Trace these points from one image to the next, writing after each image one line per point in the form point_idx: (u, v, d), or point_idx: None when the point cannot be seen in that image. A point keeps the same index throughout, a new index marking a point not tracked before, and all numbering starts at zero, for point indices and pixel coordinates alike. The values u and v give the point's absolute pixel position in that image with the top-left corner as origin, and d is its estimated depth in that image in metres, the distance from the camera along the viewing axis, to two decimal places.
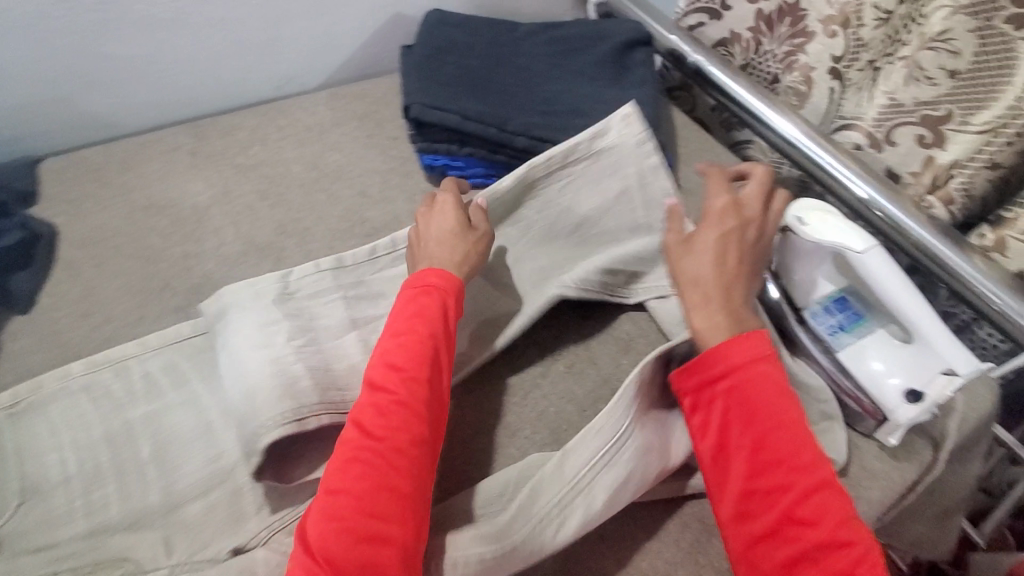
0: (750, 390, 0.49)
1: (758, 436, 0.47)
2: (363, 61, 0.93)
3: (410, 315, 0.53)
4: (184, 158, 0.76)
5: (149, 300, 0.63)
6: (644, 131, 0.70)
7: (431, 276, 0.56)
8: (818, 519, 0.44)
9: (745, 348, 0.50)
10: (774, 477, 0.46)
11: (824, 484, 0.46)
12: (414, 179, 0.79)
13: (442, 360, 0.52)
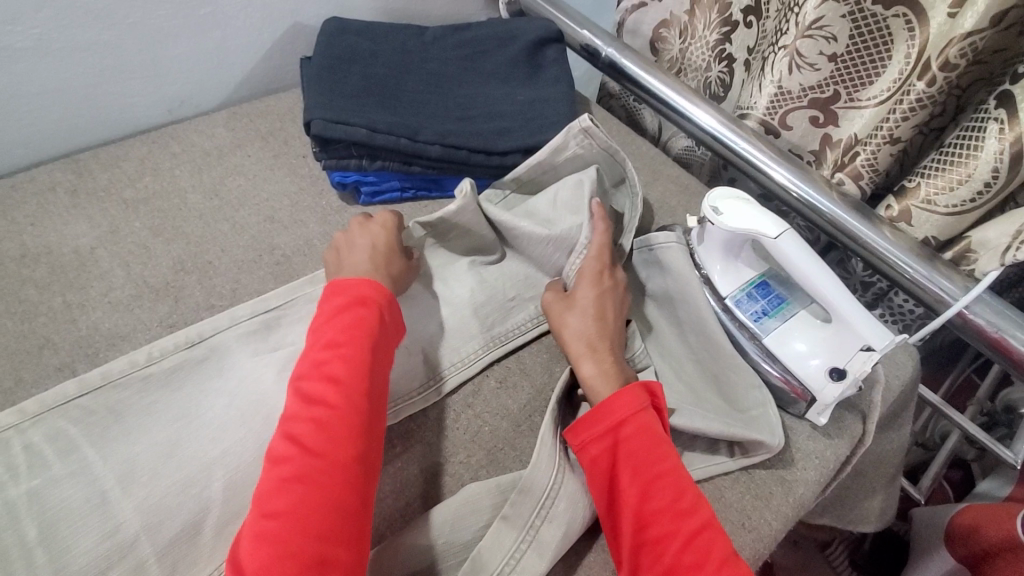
0: (630, 442, 0.49)
1: (643, 486, 0.47)
2: (264, 78, 0.88)
3: (342, 326, 0.50)
4: (64, 197, 0.70)
5: (28, 360, 0.57)
6: (606, 141, 0.70)
7: (361, 287, 0.53)
8: (703, 561, 0.43)
9: (624, 399, 0.50)
10: (661, 525, 0.45)
11: (706, 526, 0.45)
12: (326, 198, 0.75)
13: (378, 372, 0.50)
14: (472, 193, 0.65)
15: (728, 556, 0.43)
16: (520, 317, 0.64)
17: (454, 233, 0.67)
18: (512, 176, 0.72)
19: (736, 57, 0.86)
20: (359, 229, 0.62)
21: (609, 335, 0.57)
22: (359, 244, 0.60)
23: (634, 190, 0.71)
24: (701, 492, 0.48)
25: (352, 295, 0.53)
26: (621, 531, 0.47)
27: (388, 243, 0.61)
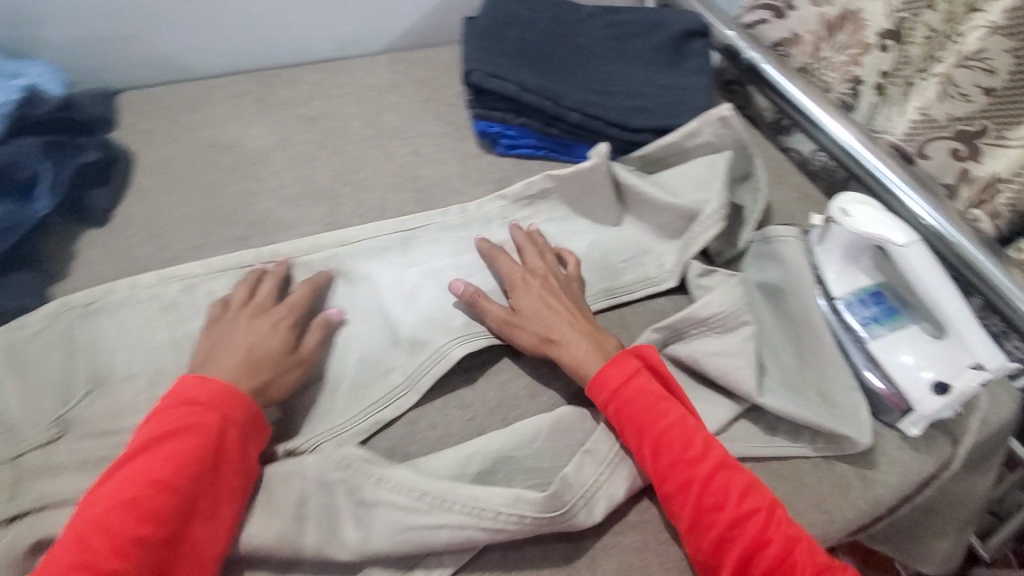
0: (632, 405, 0.53)
1: (654, 443, 0.51)
2: (425, 31, 0.96)
3: (161, 455, 0.43)
4: (250, 104, 0.80)
5: (211, 227, 0.66)
6: (741, 133, 0.73)
7: (205, 390, 0.47)
8: (724, 497, 0.49)
9: (617, 366, 0.55)
10: (679, 474, 0.50)
11: (719, 464, 0.50)
12: (467, 144, 0.82)
13: (202, 504, 0.43)
14: (604, 154, 0.71)
15: (745, 491, 0.49)
16: (629, 280, 0.69)
17: (581, 191, 0.72)
18: (641, 153, 0.76)
19: (866, 81, 0.84)
20: (247, 318, 0.55)
21: (571, 322, 0.59)
22: (236, 343, 0.52)
23: (757, 189, 0.74)
24: (710, 435, 0.52)
25: (185, 412, 0.46)
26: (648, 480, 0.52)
27: (270, 347, 0.53)
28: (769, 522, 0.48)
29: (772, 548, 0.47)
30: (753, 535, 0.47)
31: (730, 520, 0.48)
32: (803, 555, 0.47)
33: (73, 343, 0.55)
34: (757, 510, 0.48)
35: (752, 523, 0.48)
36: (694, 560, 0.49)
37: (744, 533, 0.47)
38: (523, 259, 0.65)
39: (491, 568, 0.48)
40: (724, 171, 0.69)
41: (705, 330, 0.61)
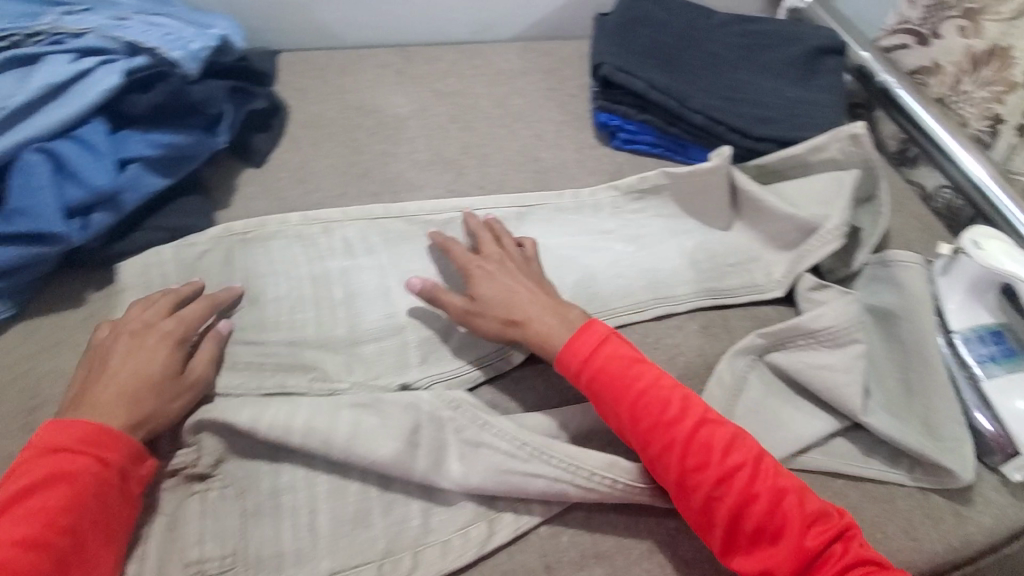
0: (604, 370, 0.52)
1: (631, 409, 0.50)
2: (555, 24, 1.00)
3: (30, 514, 0.41)
4: (392, 75, 0.87)
5: (351, 181, 0.74)
6: (871, 154, 0.72)
7: (73, 433, 0.44)
8: (707, 455, 0.48)
9: (583, 336, 0.54)
10: (658, 437, 0.49)
11: (700, 422, 0.49)
12: (586, 134, 0.85)
13: (87, 558, 0.42)
14: (728, 156, 0.71)
15: (728, 448, 0.48)
16: (734, 283, 0.69)
17: (696, 191, 0.73)
18: (759, 161, 0.76)
19: (1006, 121, 0.81)
20: (126, 338, 0.50)
21: (528, 302, 0.57)
22: (112, 373, 0.48)
23: (878, 212, 0.72)
24: (686, 394, 0.51)
25: (53, 463, 0.43)
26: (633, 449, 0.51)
27: (151, 373, 0.49)
28: (755, 476, 0.47)
29: (761, 503, 0.46)
30: (739, 488, 0.47)
31: (715, 478, 0.47)
32: (792, 506, 0.46)
33: (232, 263, 0.62)
34: (742, 466, 0.47)
35: (738, 480, 0.47)
36: (691, 521, 0.49)
37: (731, 491, 0.47)
38: (479, 248, 0.63)
39: (575, 525, 0.51)
40: (850, 190, 0.68)
41: (811, 343, 0.61)
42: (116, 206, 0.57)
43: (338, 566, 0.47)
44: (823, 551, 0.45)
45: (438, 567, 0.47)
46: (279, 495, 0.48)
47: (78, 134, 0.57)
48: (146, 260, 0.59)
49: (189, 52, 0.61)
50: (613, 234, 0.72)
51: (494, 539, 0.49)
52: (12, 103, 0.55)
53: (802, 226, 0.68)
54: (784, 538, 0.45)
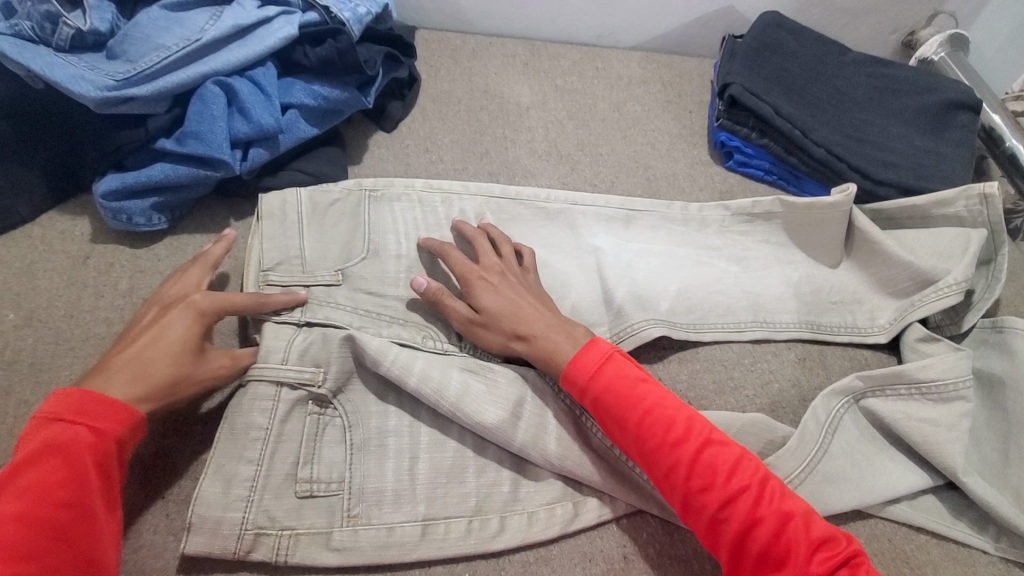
0: (611, 383, 0.50)
1: (636, 426, 0.49)
2: (680, 39, 1.00)
3: (26, 484, 0.39)
4: (518, 65, 0.90)
5: (473, 158, 0.77)
6: (1000, 218, 0.68)
7: (63, 403, 0.42)
8: (711, 476, 0.46)
9: (587, 351, 0.52)
10: (663, 457, 0.47)
11: (704, 442, 0.47)
12: (700, 150, 0.85)
13: (92, 527, 0.40)
14: (853, 194, 0.70)
15: (732, 469, 0.46)
16: (835, 321, 0.69)
17: (811, 225, 0.72)
18: (876, 206, 0.75)
19: None
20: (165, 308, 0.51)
21: (532, 317, 0.56)
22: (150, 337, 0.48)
23: (995, 276, 0.68)
24: (691, 413, 0.49)
25: (46, 434, 0.41)
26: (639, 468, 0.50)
27: (171, 338, 0.48)
28: (760, 499, 0.45)
29: (766, 527, 0.44)
30: (744, 511, 0.44)
31: (720, 501, 0.45)
32: (798, 530, 0.43)
33: (358, 217, 0.64)
34: (746, 488, 0.45)
35: (742, 503, 0.45)
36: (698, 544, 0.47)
37: (735, 514, 0.44)
38: (478, 257, 0.61)
39: (654, 524, 0.53)
40: (975, 252, 0.66)
41: (914, 393, 0.60)
42: (272, 145, 0.62)
43: (432, 514, 0.49)
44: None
45: (523, 535, 0.50)
46: (386, 436, 0.51)
47: (253, 75, 0.63)
48: (282, 194, 0.62)
49: (355, 15, 0.66)
50: (718, 251, 0.72)
51: (578, 520, 0.51)
52: (204, 37, 0.60)
53: (917, 278, 0.67)
54: (789, 566, 0.42)
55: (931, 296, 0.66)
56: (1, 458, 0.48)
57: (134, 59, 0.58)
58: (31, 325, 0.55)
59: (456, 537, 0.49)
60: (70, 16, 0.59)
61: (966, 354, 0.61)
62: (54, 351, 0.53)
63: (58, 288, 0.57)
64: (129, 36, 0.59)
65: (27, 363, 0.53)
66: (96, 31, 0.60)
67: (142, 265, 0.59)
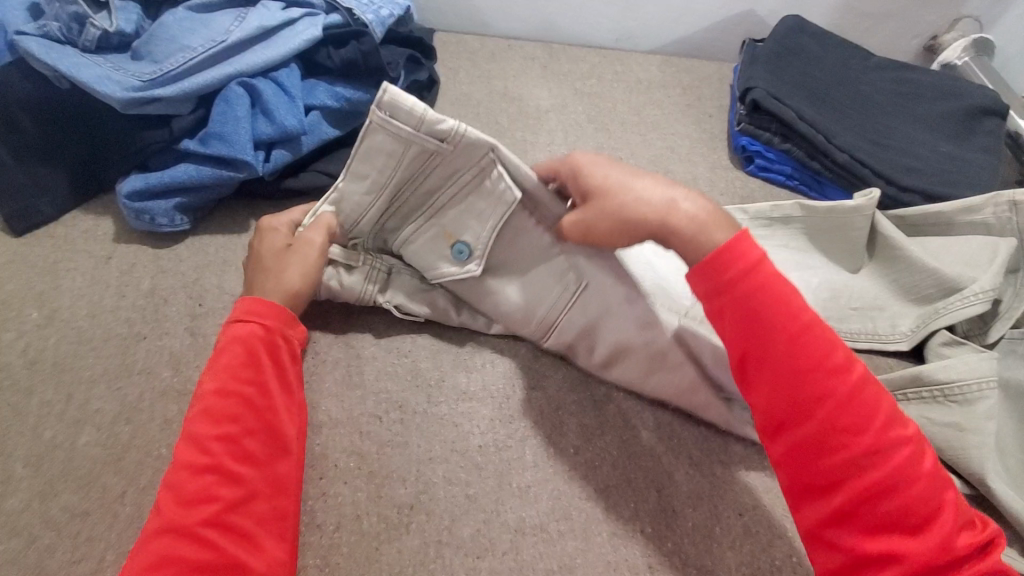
0: (768, 291, 0.44)
1: (787, 344, 0.43)
2: (700, 44, 0.99)
3: (227, 363, 0.46)
4: (537, 68, 0.89)
5: None
6: None
7: (241, 304, 0.50)
8: (867, 416, 0.40)
9: (745, 243, 0.45)
10: (813, 380, 0.41)
11: (864, 379, 0.42)
12: (720, 155, 0.84)
13: (275, 403, 0.46)
14: (876, 199, 0.69)
15: (891, 418, 0.41)
16: (857, 329, 0.68)
17: (831, 228, 0.70)
18: (901, 213, 0.73)
19: None
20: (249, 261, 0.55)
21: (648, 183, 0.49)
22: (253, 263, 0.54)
23: None
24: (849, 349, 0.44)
25: (237, 327, 0.48)
26: (759, 390, 0.44)
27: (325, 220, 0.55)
28: (915, 458, 0.40)
29: (921, 486, 0.39)
30: (896, 462, 0.39)
31: (869, 446, 0.39)
32: (948, 499, 0.39)
33: None
34: (904, 443, 0.40)
35: (895, 456, 0.39)
36: (798, 487, 0.41)
37: (883, 463, 0.39)
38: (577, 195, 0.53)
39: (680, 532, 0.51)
40: (1004, 261, 0.64)
41: (936, 395, 0.58)
42: (295, 146, 0.62)
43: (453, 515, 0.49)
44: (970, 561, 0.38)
45: (546, 542, 0.48)
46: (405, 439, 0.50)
47: (276, 76, 0.63)
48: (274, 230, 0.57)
49: (378, 18, 0.68)
50: None
51: (600, 528, 0.50)
52: (230, 38, 0.61)
53: (943, 286, 0.65)
54: (925, 531, 0.38)
55: (958, 303, 0.63)
56: (26, 457, 0.48)
57: (159, 59, 0.59)
58: (53, 325, 0.55)
59: (475, 544, 0.48)
60: (97, 17, 0.59)
61: (988, 354, 0.58)
62: (76, 351, 0.53)
63: (80, 288, 0.57)
64: (154, 37, 0.60)
65: (50, 363, 0.53)
66: (121, 32, 0.60)
67: (164, 265, 0.59)
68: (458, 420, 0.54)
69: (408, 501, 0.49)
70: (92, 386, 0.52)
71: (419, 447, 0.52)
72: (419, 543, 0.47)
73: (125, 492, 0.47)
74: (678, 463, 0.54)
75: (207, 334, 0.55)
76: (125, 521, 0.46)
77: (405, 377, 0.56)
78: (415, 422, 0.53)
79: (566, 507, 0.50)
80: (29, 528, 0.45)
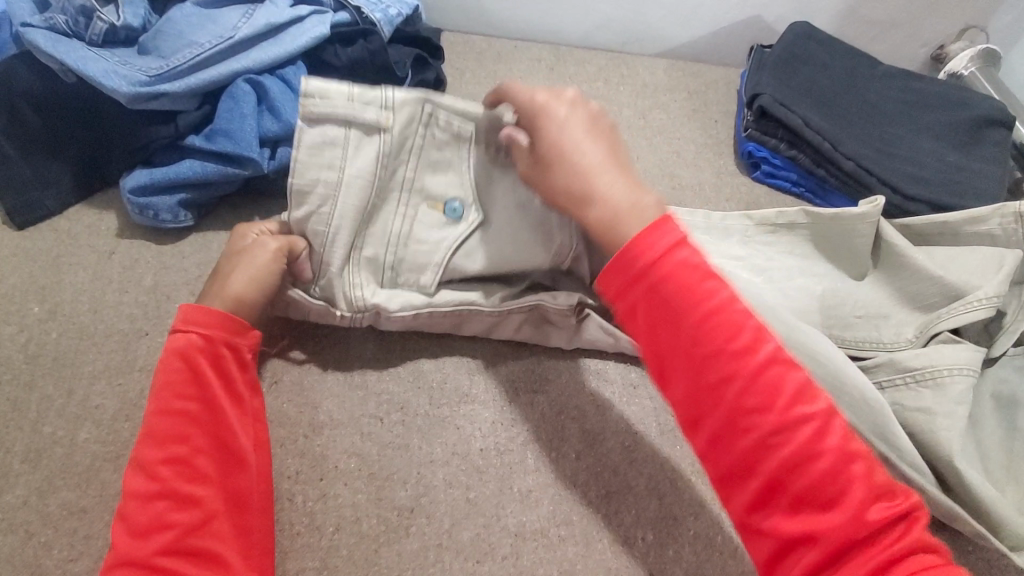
0: (671, 274, 0.40)
1: (690, 326, 0.39)
2: (707, 48, 0.99)
3: (166, 382, 0.45)
4: (544, 70, 0.89)
5: None
6: None
7: (181, 318, 0.48)
8: (772, 400, 0.37)
9: (649, 228, 0.41)
10: (718, 367, 0.38)
11: (772, 359, 0.38)
12: (726, 160, 0.84)
13: (221, 416, 0.45)
14: (882, 206, 0.67)
15: (798, 395, 0.37)
16: (859, 334, 0.66)
17: (836, 236, 0.70)
18: (906, 222, 0.73)
19: None
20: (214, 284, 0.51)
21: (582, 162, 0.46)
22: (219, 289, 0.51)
23: None
24: (758, 321, 0.40)
25: (178, 343, 0.47)
26: (671, 380, 0.40)
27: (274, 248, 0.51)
28: (824, 431, 0.36)
29: (828, 464, 0.35)
30: (806, 441, 0.36)
31: (773, 429, 0.36)
32: (861, 472, 0.35)
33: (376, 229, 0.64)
34: (813, 417, 0.36)
35: (804, 432, 0.36)
36: (720, 479, 0.38)
37: (789, 444, 0.36)
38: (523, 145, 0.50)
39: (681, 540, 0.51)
40: (1009, 271, 0.64)
41: (909, 380, 0.57)
42: None
43: (454, 518, 0.48)
44: (887, 536, 0.34)
45: (546, 547, 0.48)
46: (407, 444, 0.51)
47: (283, 73, 0.63)
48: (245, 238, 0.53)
49: (386, 16, 0.67)
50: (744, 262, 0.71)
51: (601, 534, 0.49)
52: (237, 34, 0.61)
53: (948, 292, 0.65)
54: (840, 510, 0.35)
55: (965, 308, 0.63)
56: (26, 453, 0.48)
57: (166, 54, 0.59)
58: (54, 319, 0.54)
59: (475, 547, 0.47)
60: (104, 11, 0.59)
61: (971, 348, 0.58)
62: (77, 346, 0.53)
63: (82, 283, 0.57)
64: (161, 32, 0.60)
65: (51, 358, 0.52)
66: (128, 27, 0.60)
67: (167, 261, 0.59)
68: (460, 423, 0.53)
69: (408, 504, 0.49)
70: (92, 382, 0.51)
71: (420, 449, 0.51)
72: (419, 546, 0.47)
73: (124, 489, 0.47)
74: (680, 469, 0.53)
75: None
76: None
77: (407, 378, 0.55)
78: (416, 424, 0.53)
79: (567, 512, 0.50)
80: (26, 525, 0.45)
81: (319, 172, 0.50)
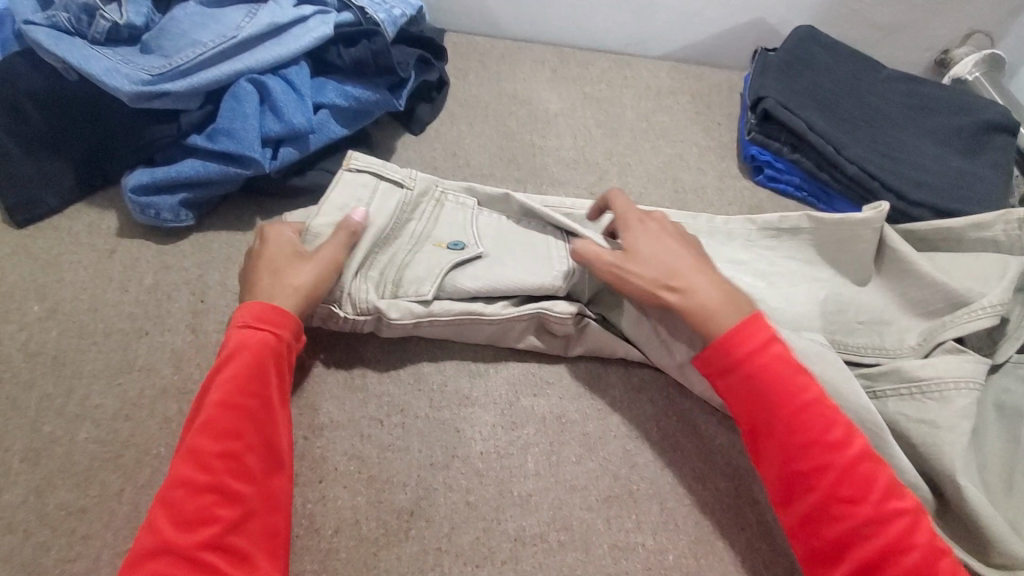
0: (770, 374, 0.47)
1: (788, 419, 0.46)
2: (711, 50, 0.98)
3: (229, 375, 0.45)
4: (547, 72, 0.89)
5: (500, 164, 0.76)
6: None
7: (242, 309, 0.48)
8: (865, 490, 0.43)
9: (750, 328, 0.48)
10: (813, 457, 0.44)
11: (863, 455, 0.44)
12: (729, 164, 0.84)
13: (274, 418, 0.45)
14: (885, 212, 0.67)
15: (888, 490, 0.43)
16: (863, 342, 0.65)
17: (839, 241, 0.70)
18: (910, 226, 0.72)
19: None
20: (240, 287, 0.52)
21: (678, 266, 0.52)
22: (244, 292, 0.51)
23: None
24: (849, 421, 0.46)
25: (240, 336, 0.47)
26: (766, 462, 0.47)
27: (339, 260, 0.52)
28: (913, 526, 0.42)
29: (915, 555, 0.41)
30: (894, 533, 0.42)
31: (866, 518, 0.42)
32: (948, 568, 0.41)
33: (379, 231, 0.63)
34: (904, 513, 0.42)
35: (895, 525, 0.42)
36: (810, 556, 0.44)
37: (880, 533, 0.42)
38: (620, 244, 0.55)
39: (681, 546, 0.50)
40: (1014, 277, 0.63)
41: (911, 389, 0.56)
42: (302, 145, 0.62)
43: (453, 522, 0.48)
44: None
45: (546, 551, 0.48)
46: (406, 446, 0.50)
47: (286, 73, 0.63)
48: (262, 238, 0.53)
49: (390, 17, 0.67)
50: (746, 266, 0.71)
51: (601, 539, 0.49)
52: (240, 34, 0.60)
53: (951, 299, 0.64)
54: None
55: (967, 316, 0.61)
56: (25, 451, 0.48)
57: (169, 53, 0.59)
58: (55, 318, 0.54)
59: (474, 551, 0.47)
60: (107, 9, 0.59)
61: (975, 358, 0.57)
62: (77, 345, 0.53)
63: (83, 281, 0.57)
64: (164, 31, 0.60)
65: (51, 356, 0.52)
66: (131, 25, 0.60)
67: (167, 260, 0.59)
68: (460, 426, 0.53)
69: (408, 507, 0.49)
70: (92, 381, 0.51)
71: (420, 452, 0.51)
72: (419, 549, 0.47)
73: (122, 490, 0.46)
74: (680, 475, 0.53)
75: (208, 332, 0.55)
76: (122, 520, 0.45)
77: (407, 381, 0.55)
78: (416, 427, 0.53)
79: (566, 517, 0.50)
80: (25, 524, 0.45)
81: (346, 199, 0.57)
